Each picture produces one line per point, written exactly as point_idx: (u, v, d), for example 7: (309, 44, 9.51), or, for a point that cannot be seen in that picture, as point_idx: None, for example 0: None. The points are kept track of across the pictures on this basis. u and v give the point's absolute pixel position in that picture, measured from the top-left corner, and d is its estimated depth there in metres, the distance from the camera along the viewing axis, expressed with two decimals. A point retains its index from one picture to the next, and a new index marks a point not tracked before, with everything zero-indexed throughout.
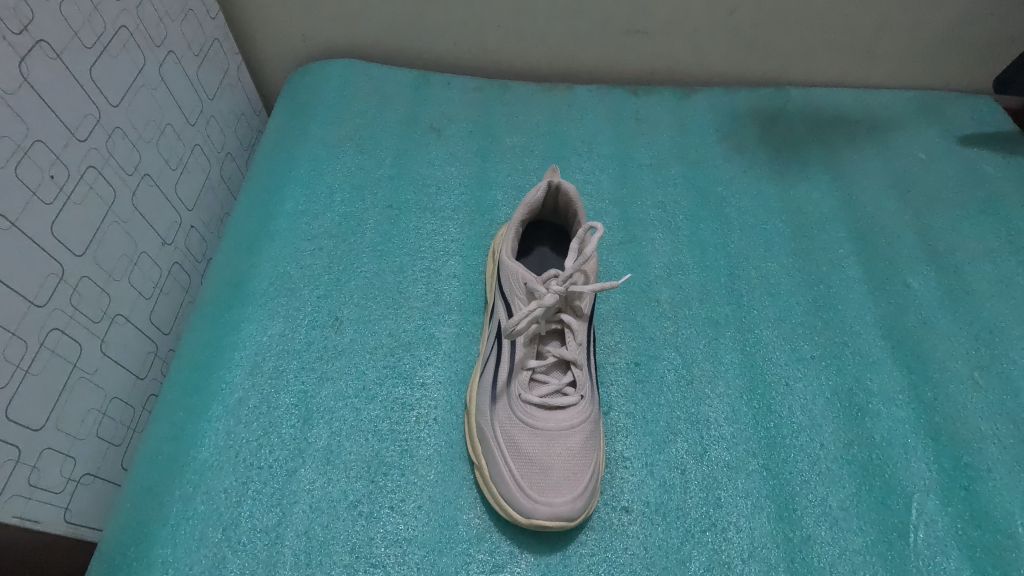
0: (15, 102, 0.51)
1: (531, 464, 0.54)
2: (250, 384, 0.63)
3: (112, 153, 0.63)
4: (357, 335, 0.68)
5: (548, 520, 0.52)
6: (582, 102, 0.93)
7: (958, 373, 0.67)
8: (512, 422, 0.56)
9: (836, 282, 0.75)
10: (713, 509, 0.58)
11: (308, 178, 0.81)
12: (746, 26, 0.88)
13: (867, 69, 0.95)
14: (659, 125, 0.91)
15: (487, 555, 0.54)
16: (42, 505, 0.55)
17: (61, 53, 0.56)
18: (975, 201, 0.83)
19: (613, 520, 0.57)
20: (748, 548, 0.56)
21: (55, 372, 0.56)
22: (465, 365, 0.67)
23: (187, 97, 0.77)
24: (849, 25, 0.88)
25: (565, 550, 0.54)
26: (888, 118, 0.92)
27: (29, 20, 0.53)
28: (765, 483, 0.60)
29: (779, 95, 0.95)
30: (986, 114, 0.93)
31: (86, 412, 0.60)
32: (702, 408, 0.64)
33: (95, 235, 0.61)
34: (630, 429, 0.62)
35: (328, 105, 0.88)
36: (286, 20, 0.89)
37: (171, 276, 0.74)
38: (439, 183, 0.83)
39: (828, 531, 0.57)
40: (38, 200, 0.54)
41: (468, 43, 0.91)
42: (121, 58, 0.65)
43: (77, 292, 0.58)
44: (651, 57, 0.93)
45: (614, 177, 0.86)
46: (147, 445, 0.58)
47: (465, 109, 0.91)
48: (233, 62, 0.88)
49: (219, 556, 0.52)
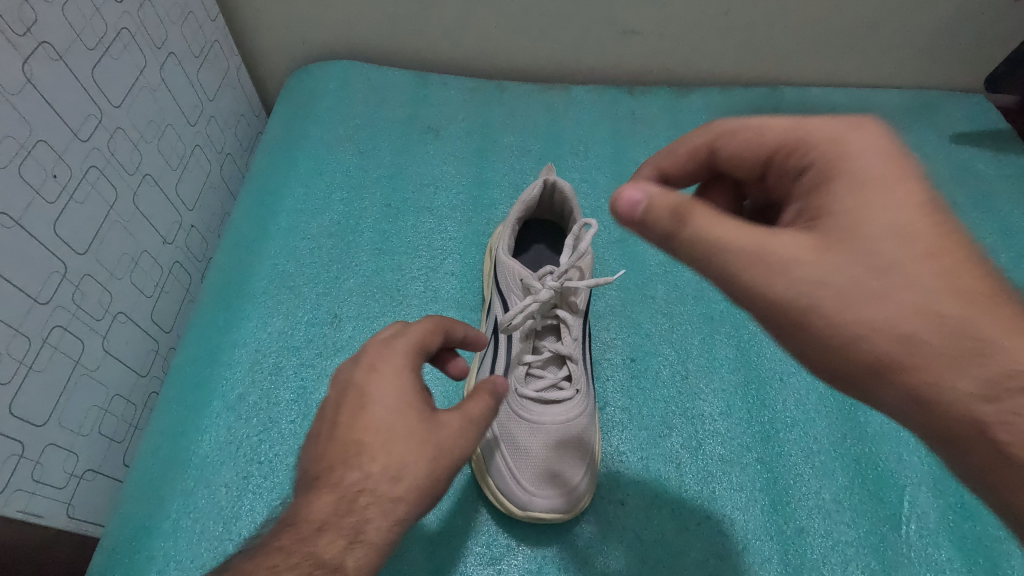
0: (20, 103, 0.52)
1: (527, 457, 0.55)
2: (250, 380, 0.64)
3: (113, 154, 0.64)
4: (355, 334, 0.69)
5: (544, 512, 0.53)
6: (579, 102, 0.94)
7: None
8: (508, 416, 0.57)
9: None
10: (708, 501, 0.59)
11: (307, 178, 0.82)
12: (743, 26, 0.89)
13: (862, 68, 0.96)
14: (657, 125, 0.92)
15: (485, 548, 0.55)
16: (45, 501, 0.56)
17: (63, 55, 0.57)
18: (965, 198, 0.84)
19: (610, 514, 0.57)
20: (742, 541, 0.56)
21: (58, 369, 0.57)
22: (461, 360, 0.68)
23: (187, 98, 0.78)
24: (845, 25, 0.89)
25: (561, 544, 0.55)
26: (883, 117, 0.93)
27: (33, 22, 0.54)
28: (760, 475, 0.60)
29: (776, 96, 0.95)
30: (979, 113, 0.94)
31: (87, 410, 0.61)
32: (698, 403, 0.65)
33: (96, 235, 0.61)
34: (626, 424, 0.63)
35: (330, 107, 0.89)
36: (286, 22, 0.89)
37: (171, 276, 0.75)
38: (437, 182, 0.84)
39: (821, 522, 0.58)
40: (41, 199, 0.54)
41: (467, 43, 0.92)
42: (123, 58, 0.66)
43: (79, 291, 0.59)
44: (648, 57, 0.94)
45: (611, 176, 0.87)
46: (150, 438, 0.59)
47: (463, 109, 0.91)
48: (232, 65, 0.89)
49: (220, 549, 0.53)
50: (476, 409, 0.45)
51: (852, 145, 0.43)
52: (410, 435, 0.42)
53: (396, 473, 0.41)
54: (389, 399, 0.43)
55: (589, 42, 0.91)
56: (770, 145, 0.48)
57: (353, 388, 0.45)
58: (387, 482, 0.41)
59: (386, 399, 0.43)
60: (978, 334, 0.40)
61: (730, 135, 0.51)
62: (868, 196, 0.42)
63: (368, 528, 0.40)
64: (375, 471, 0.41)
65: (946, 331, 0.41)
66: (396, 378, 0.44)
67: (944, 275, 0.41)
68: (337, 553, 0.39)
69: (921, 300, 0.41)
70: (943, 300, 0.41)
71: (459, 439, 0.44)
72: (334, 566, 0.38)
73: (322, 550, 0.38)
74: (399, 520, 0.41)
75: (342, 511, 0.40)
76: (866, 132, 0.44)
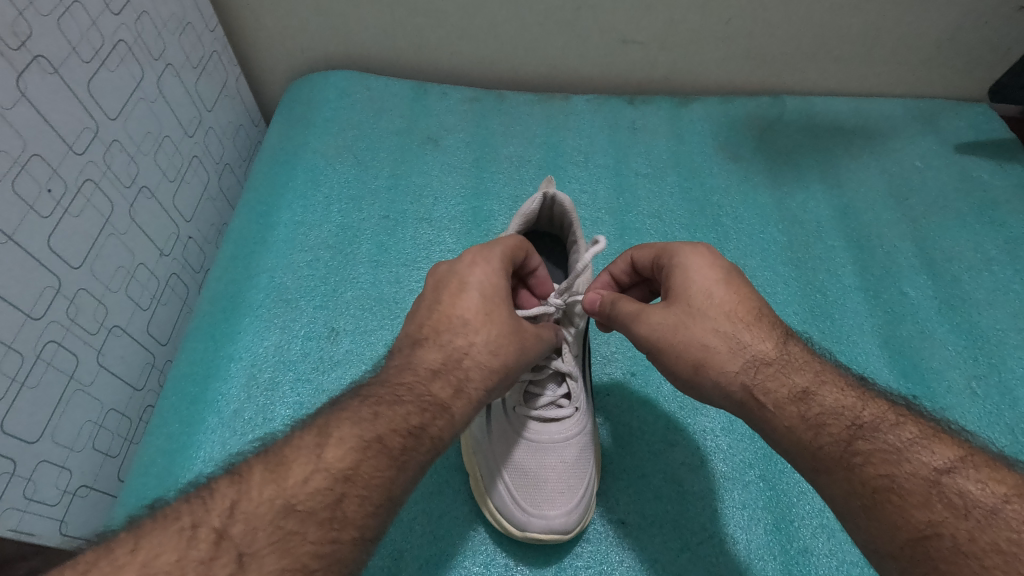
0: (15, 118, 0.52)
1: (526, 477, 0.54)
2: (246, 396, 0.63)
3: (109, 166, 0.64)
4: (353, 348, 0.68)
5: (544, 533, 0.52)
6: (579, 113, 0.93)
7: (953, 383, 0.67)
8: (507, 436, 0.56)
9: (833, 292, 0.76)
10: (712, 521, 0.57)
11: (306, 190, 0.81)
12: (741, 36, 0.88)
13: (864, 76, 0.95)
14: (658, 135, 0.92)
15: (483, 568, 0.54)
16: (37, 519, 0.55)
17: (58, 69, 0.57)
18: (969, 208, 0.83)
19: (610, 533, 0.56)
20: (745, 561, 0.55)
21: (52, 385, 0.56)
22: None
23: (184, 109, 0.77)
24: (846, 34, 0.88)
25: (560, 564, 0.54)
26: (885, 127, 0.93)
27: (28, 36, 0.53)
28: (763, 493, 0.59)
29: (778, 105, 0.94)
30: (982, 121, 0.93)
31: (81, 425, 0.60)
32: (700, 419, 0.64)
33: (92, 249, 0.61)
34: (626, 441, 0.62)
35: (328, 118, 0.89)
36: (285, 33, 0.89)
37: (168, 288, 0.75)
38: (436, 193, 0.83)
39: (825, 542, 0.57)
40: (35, 213, 0.54)
41: (466, 53, 0.92)
42: (120, 70, 0.65)
43: (74, 304, 0.59)
44: (648, 67, 0.93)
45: (611, 187, 0.86)
46: (145, 455, 0.58)
47: (463, 120, 0.91)
48: (231, 76, 0.89)
49: None
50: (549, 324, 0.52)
51: (696, 253, 0.49)
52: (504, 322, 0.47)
53: (493, 348, 0.46)
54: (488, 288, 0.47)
55: (587, 53, 0.91)
56: (650, 251, 0.53)
57: (453, 277, 0.48)
58: (486, 356, 0.46)
59: (484, 288, 0.47)
60: (768, 357, 0.45)
61: (636, 248, 0.54)
62: (695, 279, 0.48)
63: (468, 386, 0.45)
64: (477, 342, 0.46)
65: (735, 351, 0.45)
66: (495, 278, 0.48)
67: (754, 322, 0.47)
68: (448, 398, 0.43)
69: (728, 336, 0.46)
70: (745, 331, 0.46)
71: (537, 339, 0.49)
72: (444, 407, 0.43)
73: (433, 393, 0.43)
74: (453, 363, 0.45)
75: (450, 366, 0.45)
76: (710, 249, 0.50)
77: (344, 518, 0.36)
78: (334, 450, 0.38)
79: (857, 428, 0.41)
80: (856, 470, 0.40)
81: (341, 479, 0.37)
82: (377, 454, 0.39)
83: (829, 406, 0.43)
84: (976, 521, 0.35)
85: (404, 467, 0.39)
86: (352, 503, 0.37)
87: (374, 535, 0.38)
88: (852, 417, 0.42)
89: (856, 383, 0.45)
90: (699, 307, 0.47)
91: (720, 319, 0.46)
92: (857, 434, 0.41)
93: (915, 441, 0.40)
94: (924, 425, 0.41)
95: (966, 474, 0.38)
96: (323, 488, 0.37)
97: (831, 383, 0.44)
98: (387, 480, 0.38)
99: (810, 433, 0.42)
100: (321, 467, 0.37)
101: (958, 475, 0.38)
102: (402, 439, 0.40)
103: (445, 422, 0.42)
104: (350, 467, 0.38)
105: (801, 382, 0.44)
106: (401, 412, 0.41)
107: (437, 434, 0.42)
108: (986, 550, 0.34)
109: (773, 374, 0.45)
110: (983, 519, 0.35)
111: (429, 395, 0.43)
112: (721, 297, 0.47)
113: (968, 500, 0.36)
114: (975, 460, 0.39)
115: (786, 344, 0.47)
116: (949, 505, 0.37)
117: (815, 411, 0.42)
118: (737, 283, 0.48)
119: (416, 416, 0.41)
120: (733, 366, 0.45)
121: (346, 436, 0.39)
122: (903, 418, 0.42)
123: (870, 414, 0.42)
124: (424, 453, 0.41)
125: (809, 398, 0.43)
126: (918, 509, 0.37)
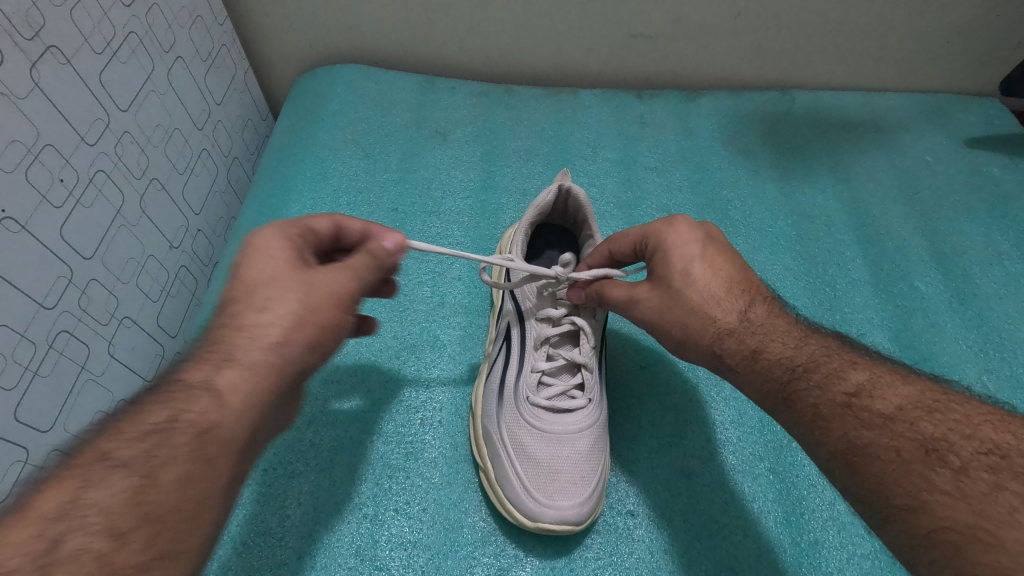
0: (28, 106, 0.52)
1: (539, 467, 0.54)
2: None
3: (120, 157, 0.64)
4: (361, 339, 0.68)
5: (555, 523, 0.52)
6: (587, 107, 0.93)
7: (965, 376, 0.67)
8: (518, 427, 0.56)
9: (843, 285, 0.75)
10: (721, 513, 0.57)
11: (316, 182, 0.81)
12: (748, 30, 0.88)
13: (873, 71, 0.95)
14: (667, 130, 0.92)
15: (493, 559, 0.54)
16: None
17: (71, 60, 0.57)
18: (979, 203, 0.83)
19: (619, 524, 0.56)
20: (756, 552, 0.55)
21: (64, 374, 0.56)
22: (449, 367, 0.67)
23: (194, 102, 0.78)
24: (853, 28, 0.88)
25: (570, 555, 0.54)
26: (894, 121, 0.92)
27: (41, 26, 0.53)
28: (773, 486, 0.59)
29: (786, 100, 0.94)
30: (993, 116, 0.93)
31: (93, 415, 0.61)
32: (710, 412, 0.64)
33: (103, 239, 0.61)
34: (636, 433, 0.62)
35: (337, 110, 0.89)
36: (293, 28, 0.89)
37: (178, 281, 0.75)
38: (446, 187, 0.83)
39: (836, 535, 0.57)
40: (47, 203, 0.54)
41: (475, 47, 0.92)
42: (131, 62, 0.65)
43: (85, 295, 0.59)
44: (656, 61, 0.93)
45: (619, 180, 0.86)
46: None
47: (472, 114, 0.91)
48: (240, 70, 0.89)
49: (223, 557, 0.52)
50: (360, 262, 0.44)
51: (668, 234, 0.49)
52: (279, 276, 0.41)
53: (261, 304, 0.40)
54: (267, 248, 0.43)
55: (595, 46, 0.91)
56: (629, 242, 0.52)
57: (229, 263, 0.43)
58: (254, 312, 0.40)
59: (265, 252, 0.42)
60: (726, 328, 0.46)
61: (613, 240, 0.53)
62: (673, 260, 0.48)
63: (238, 352, 0.39)
64: (244, 307, 0.40)
65: (707, 325, 0.46)
66: (272, 238, 0.43)
67: (725, 295, 0.47)
68: (206, 376, 0.37)
69: (703, 317, 0.46)
70: (716, 307, 0.46)
71: (341, 285, 0.42)
72: (202, 387, 0.37)
73: (188, 379, 0.37)
74: (301, 336, 0.40)
75: (212, 346, 0.39)
76: (689, 227, 0.50)
77: (70, 557, 0.29)
78: (47, 490, 0.31)
79: (791, 369, 0.43)
80: (793, 406, 0.42)
81: (57, 519, 0.30)
82: (106, 473, 0.32)
83: (774, 358, 0.44)
84: (879, 427, 0.39)
85: (159, 473, 0.34)
86: (79, 536, 0.30)
87: (145, 558, 0.32)
88: (789, 363, 0.44)
89: (804, 330, 0.46)
90: (677, 286, 0.47)
91: (697, 299, 0.47)
92: (793, 375, 0.43)
93: (831, 371, 0.42)
94: (846, 357, 0.44)
95: (875, 394, 0.40)
96: (31, 535, 0.29)
97: (778, 336, 0.45)
98: (134, 492, 0.32)
99: (758, 383, 0.45)
100: (26, 514, 0.30)
101: (867, 394, 0.41)
102: (140, 442, 0.34)
103: (211, 402, 0.37)
104: (72, 497, 0.31)
105: (750, 343, 0.45)
106: (137, 416, 0.35)
107: (198, 416, 0.36)
108: (884, 449, 0.38)
109: (735, 343, 0.46)
110: (884, 422, 0.39)
111: (178, 381, 0.37)
112: (700, 274, 0.47)
113: (873, 411, 0.39)
114: (885, 379, 0.42)
115: (748, 312, 0.47)
116: (859, 420, 0.39)
117: (761, 363, 0.45)
118: (716, 258, 0.48)
119: (167, 408, 0.36)
120: (704, 338, 0.46)
121: (59, 470, 0.32)
122: (830, 354, 0.44)
123: (802, 357, 0.44)
124: (183, 444, 0.35)
125: (758, 355, 0.45)
126: (837, 429, 0.40)
